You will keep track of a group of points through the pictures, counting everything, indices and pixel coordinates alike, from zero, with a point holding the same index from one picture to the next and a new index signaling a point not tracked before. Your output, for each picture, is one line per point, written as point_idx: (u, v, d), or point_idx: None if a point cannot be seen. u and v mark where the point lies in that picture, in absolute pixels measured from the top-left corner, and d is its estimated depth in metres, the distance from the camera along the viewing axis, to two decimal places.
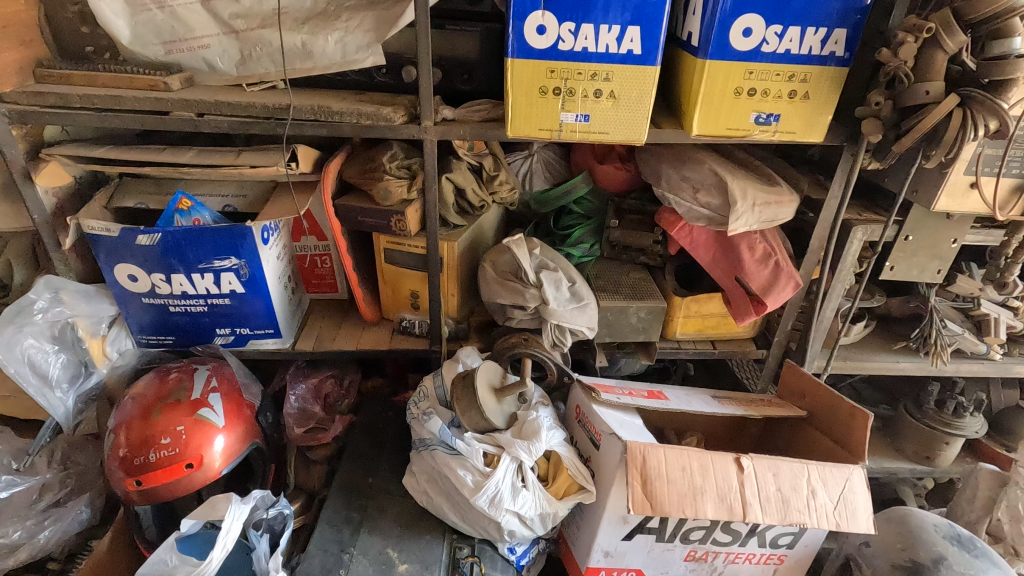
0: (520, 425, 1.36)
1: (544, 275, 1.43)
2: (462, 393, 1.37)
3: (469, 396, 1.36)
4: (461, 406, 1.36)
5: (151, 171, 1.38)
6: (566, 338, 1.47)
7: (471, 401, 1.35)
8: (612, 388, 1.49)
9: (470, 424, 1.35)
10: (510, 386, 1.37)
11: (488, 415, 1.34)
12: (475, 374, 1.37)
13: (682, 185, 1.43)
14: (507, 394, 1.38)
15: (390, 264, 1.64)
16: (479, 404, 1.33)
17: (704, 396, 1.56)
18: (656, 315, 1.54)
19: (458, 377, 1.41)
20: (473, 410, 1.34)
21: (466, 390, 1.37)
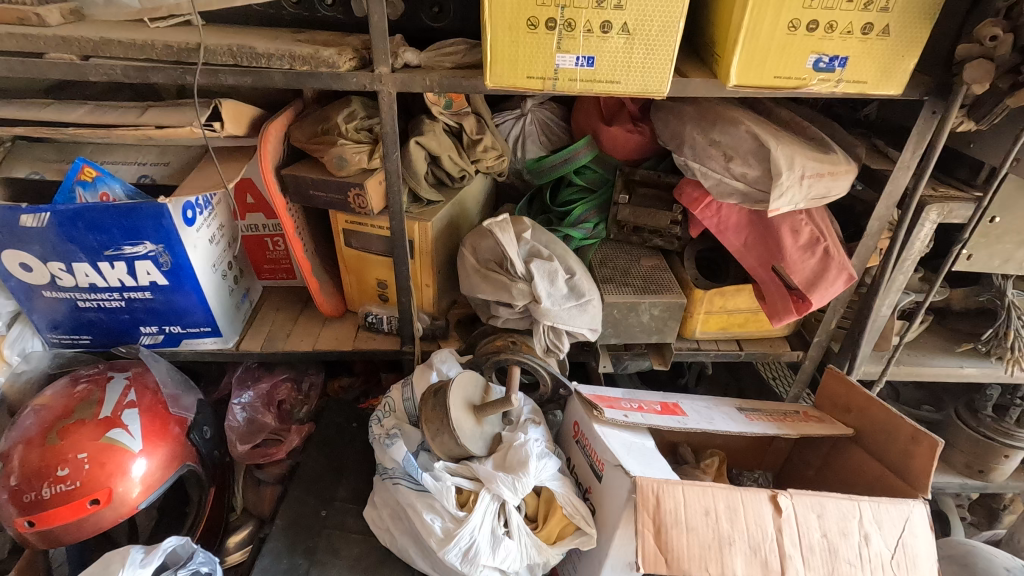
0: (504, 452, 1.10)
1: (535, 265, 1.14)
2: (431, 413, 1.11)
3: (441, 416, 1.10)
4: (431, 429, 1.10)
5: (29, 128, 1.08)
6: (563, 341, 1.19)
7: (442, 424, 1.09)
8: (618, 402, 1.23)
9: (442, 451, 1.10)
10: (492, 404, 1.10)
11: (464, 441, 1.08)
12: (448, 389, 1.10)
13: (710, 151, 1.13)
14: (488, 413, 1.12)
15: (353, 249, 1.36)
16: (453, 428, 1.07)
17: (729, 409, 1.30)
18: (673, 313, 1.27)
19: (429, 390, 1.15)
20: (445, 435, 1.09)
21: (436, 409, 1.10)
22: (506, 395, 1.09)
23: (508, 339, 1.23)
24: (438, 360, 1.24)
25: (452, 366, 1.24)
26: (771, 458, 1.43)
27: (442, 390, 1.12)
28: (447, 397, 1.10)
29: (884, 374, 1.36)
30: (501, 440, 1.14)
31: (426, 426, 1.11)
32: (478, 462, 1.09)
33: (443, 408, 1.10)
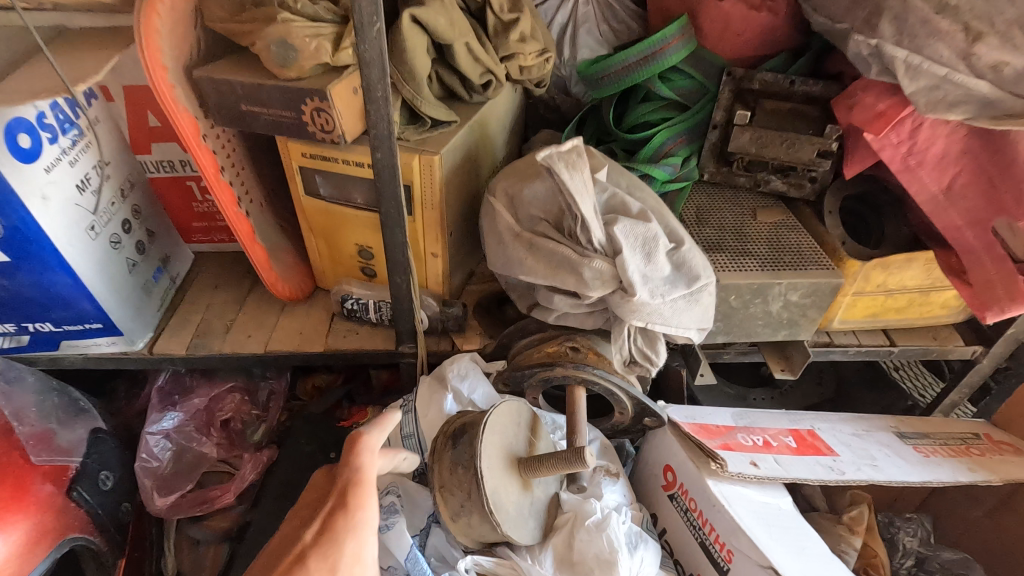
0: (568, 535, 0.69)
1: (620, 227, 0.67)
2: (449, 477, 0.66)
3: (466, 486, 0.64)
4: (448, 503, 0.66)
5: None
6: (658, 348, 0.73)
7: (470, 499, 0.64)
8: (734, 435, 0.81)
9: (468, 537, 0.67)
10: (551, 462, 0.66)
11: (503, 529, 0.64)
12: (479, 439, 0.65)
13: (940, 25, 0.65)
14: (542, 475, 0.68)
15: (317, 200, 0.88)
16: (487, 509, 0.63)
17: (887, 438, 0.88)
18: (820, 299, 0.81)
19: (443, 431, 0.70)
20: (473, 516, 0.64)
21: (456, 473, 0.65)
22: (575, 451, 0.64)
23: (564, 345, 0.78)
24: (452, 372, 0.82)
25: (476, 379, 0.82)
26: (922, 496, 1.01)
27: (467, 437, 0.67)
28: (476, 453, 0.64)
29: None
30: (559, 509, 0.72)
31: (439, 498, 0.66)
32: (525, 553, 0.68)
33: (471, 473, 0.64)
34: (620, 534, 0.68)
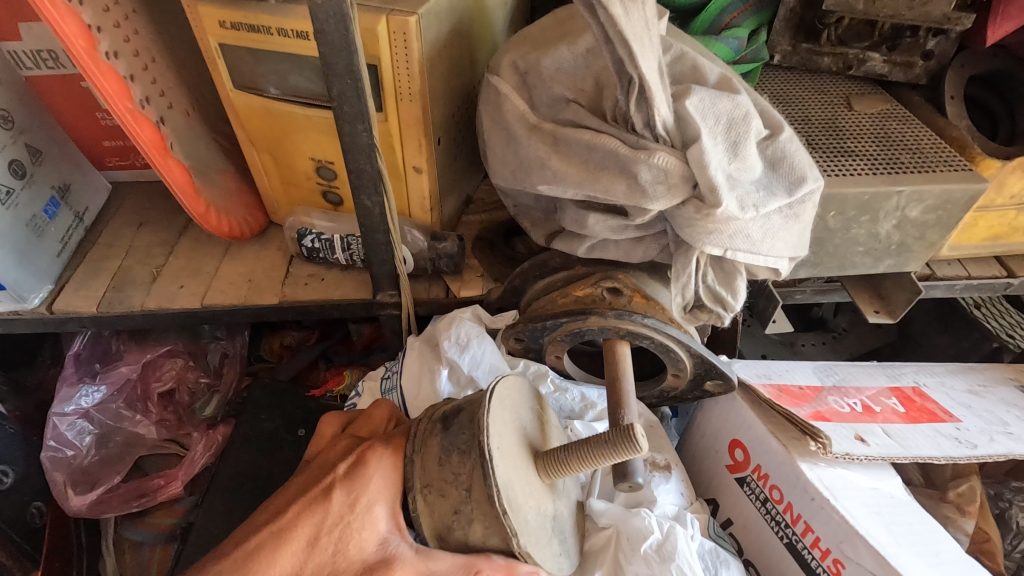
0: (613, 559, 0.53)
1: (695, 101, 0.44)
2: (437, 477, 0.44)
3: (473, 482, 0.43)
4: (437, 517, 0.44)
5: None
6: (736, 288, 0.51)
7: (479, 510, 0.43)
8: (823, 399, 0.61)
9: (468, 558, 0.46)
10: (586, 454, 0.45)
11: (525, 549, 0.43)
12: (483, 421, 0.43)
13: None
14: (570, 474, 0.47)
15: (254, 100, 0.64)
16: (499, 519, 0.42)
17: (1013, 393, 0.68)
18: (949, 214, 0.59)
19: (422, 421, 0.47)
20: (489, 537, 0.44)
21: (449, 464, 0.43)
22: (620, 428, 0.44)
23: (600, 286, 0.56)
24: (450, 340, 0.63)
25: (481, 350, 0.63)
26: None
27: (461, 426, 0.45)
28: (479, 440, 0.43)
29: None
30: (595, 521, 0.56)
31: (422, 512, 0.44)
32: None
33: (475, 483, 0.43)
34: (692, 558, 0.52)
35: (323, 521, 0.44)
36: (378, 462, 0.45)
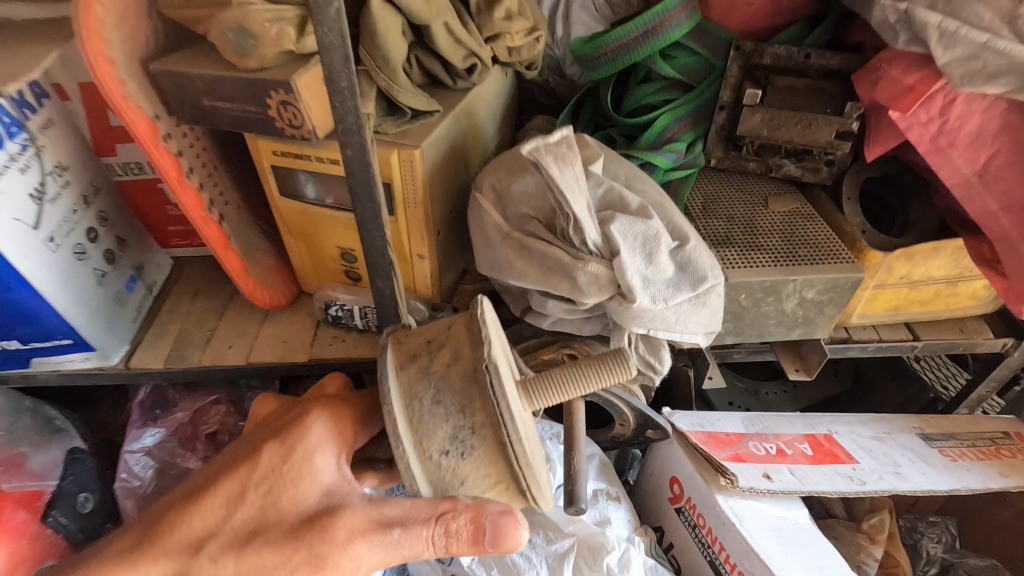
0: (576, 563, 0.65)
1: (617, 224, 0.61)
2: (419, 344, 0.46)
3: (459, 344, 0.45)
4: (411, 381, 0.44)
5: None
6: (662, 356, 0.67)
7: (458, 369, 0.43)
8: (745, 443, 0.75)
9: (440, 454, 0.42)
10: (582, 376, 0.47)
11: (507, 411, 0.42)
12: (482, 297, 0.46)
13: None
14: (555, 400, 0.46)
15: (296, 203, 0.82)
16: (478, 368, 0.43)
17: (912, 439, 0.82)
18: (838, 296, 0.75)
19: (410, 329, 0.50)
20: (464, 434, 0.42)
21: (431, 339, 0.47)
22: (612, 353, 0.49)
23: (561, 352, 0.72)
24: None
25: None
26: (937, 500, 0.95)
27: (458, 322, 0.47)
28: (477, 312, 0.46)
29: None
30: (563, 529, 0.67)
31: (396, 381, 0.44)
32: (523, 557, 0.66)
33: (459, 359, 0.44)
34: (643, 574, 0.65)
35: (259, 473, 0.51)
36: (319, 416, 0.53)
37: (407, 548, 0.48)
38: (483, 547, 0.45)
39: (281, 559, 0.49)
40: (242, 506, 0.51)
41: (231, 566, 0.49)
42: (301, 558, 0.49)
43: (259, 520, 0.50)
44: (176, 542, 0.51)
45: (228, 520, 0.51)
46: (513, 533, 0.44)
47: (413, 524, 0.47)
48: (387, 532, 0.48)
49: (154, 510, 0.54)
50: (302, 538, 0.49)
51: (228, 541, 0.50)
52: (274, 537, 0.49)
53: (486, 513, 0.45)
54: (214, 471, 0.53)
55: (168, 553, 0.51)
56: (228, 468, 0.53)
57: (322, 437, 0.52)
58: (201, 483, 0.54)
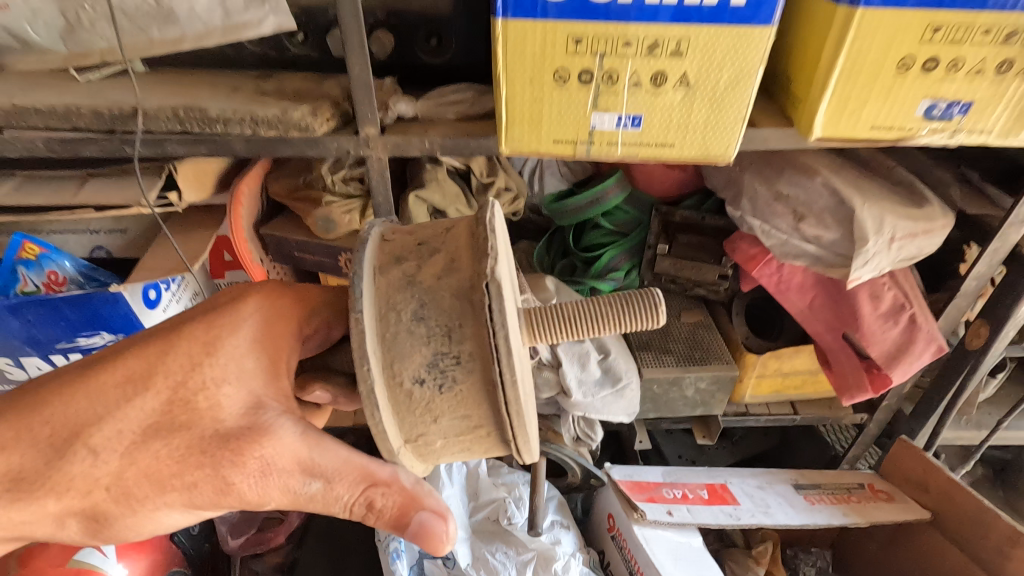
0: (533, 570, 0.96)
1: (562, 347, 0.96)
2: (411, 247, 0.55)
3: (454, 259, 0.53)
4: (393, 289, 0.52)
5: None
6: (595, 429, 1.02)
7: (445, 283, 0.52)
8: (660, 489, 1.08)
9: (413, 382, 0.50)
10: (603, 316, 0.58)
11: (495, 342, 0.49)
12: (487, 216, 0.53)
13: (777, 207, 0.91)
14: (557, 327, 0.58)
15: None
16: (482, 286, 0.50)
17: (785, 488, 1.15)
18: (722, 386, 1.09)
19: (398, 228, 0.58)
20: (448, 361, 0.50)
21: (421, 249, 0.55)
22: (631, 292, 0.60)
23: (533, 424, 1.04)
24: None
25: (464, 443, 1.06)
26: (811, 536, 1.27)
27: (454, 229, 0.56)
28: (484, 228, 0.53)
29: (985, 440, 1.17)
30: (527, 546, 0.99)
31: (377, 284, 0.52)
32: (500, 563, 0.96)
33: (459, 276, 0.52)
34: None
35: (174, 362, 0.57)
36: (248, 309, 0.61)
37: (320, 504, 0.55)
38: (399, 530, 0.55)
39: (179, 465, 0.54)
40: (146, 397, 0.56)
41: (117, 461, 0.54)
42: (204, 475, 0.53)
43: (160, 418, 0.55)
44: (56, 420, 0.55)
45: (122, 408, 0.55)
46: (438, 540, 0.54)
47: (337, 484, 0.55)
48: (308, 481, 0.54)
49: (40, 381, 0.59)
50: (211, 454, 0.53)
51: (116, 434, 0.55)
52: (179, 439, 0.54)
53: (417, 508, 0.55)
54: (124, 353, 0.58)
55: (44, 428, 0.55)
56: (139, 351, 0.58)
57: (253, 348, 0.59)
58: (103, 361, 0.58)
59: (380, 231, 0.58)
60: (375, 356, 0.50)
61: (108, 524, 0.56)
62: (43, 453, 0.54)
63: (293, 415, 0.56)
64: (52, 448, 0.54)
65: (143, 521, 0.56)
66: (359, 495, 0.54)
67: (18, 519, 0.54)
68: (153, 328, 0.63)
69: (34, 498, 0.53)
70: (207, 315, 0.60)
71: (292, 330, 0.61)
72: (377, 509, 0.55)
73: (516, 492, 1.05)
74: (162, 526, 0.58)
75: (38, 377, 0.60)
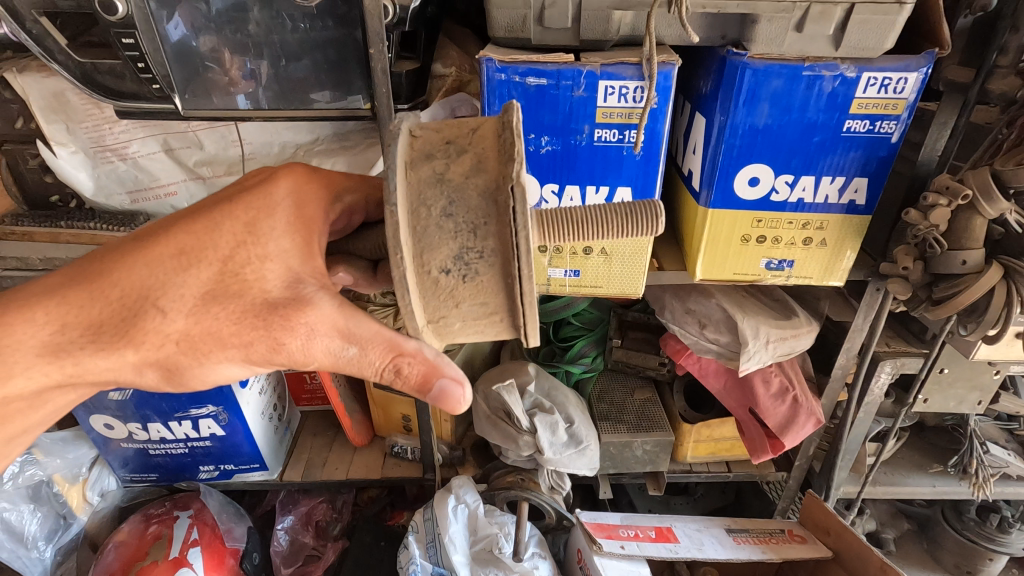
0: None
1: (538, 419, 1.32)
2: (440, 143, 0.60)
3: (480, 162, 0.57)
4: (424, 183, 0.58)
5: None
6: (564, 481, 1.40)
7: (470, 184, 0.57)
8: (617, 530, 1.40)
9: (440, 271, 0.58)
10: (606, 222, 0.63)
11: (516, 240, 0.55)
12: (513, 120, 0.58)
13: (687, 318, 1.29)
14: (563, 234, 0.63)
15: (380, 390, 1.52)
16: (507, 188, 0.55)
17: (718, 532, 1.45)
18: (663, 448, 1.43)
19: (426, 123, 0.62)
20: (473, 255, 0.57)
21: (447, 147, 0.59)
22: (642, 209, 0.64)
23: (518, 475, 1.38)
24: (456, 481, 1.39)
25: (466, 490, 1.38)
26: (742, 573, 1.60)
27: (480, 130, 0.60)
28: (511, 131, 0.57)
29: (864, 493, 1.47)
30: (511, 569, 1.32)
31: (409, 176, 0.58)
32: None
33: (487, 176, 0.57)
34: None
35: (222, 238, 0.65)
36: (284, 194, 0.69)
37: (356, 366, 0.64)
38: (422, 394, 0.64)
39: (236, 326, 0.63)
40: (199, 268, 0.65)
41: (182, 319, 0.64)
42: (258, 335, 0.62)
43: (216, 285, 0.64)
44: (125, 284, 0.66)
45: (180, 276, 0.65)
46: (454, 401, 0.65)
47: (369, 351, 0.63)
48: (347, 347, 0.63)
49: (109, 252, 0.69)
50: (262, 320, 0.62)
51: (179, 298, 0.64)
52: (232, 305, 0.63)
53: (438, 376, 0.64)
54: (173, 231, 0.67)
55: (115, 290, 0.66)
56: (193, 226, 0.67)
57: (288, 230, 0.66)
58: (162, 237, 0.67)
59: (408, 125, 0.61)
60: (408, 248, 0.56)
61: (180, 378, 0.67)
62: (120, 309, 0.66)
63: (329, 292, 0.64)
64: (127, 307, 0.66)
65: (208, 374, 0.67)
66: (389, 361, 0.63)
67: (102, 363, 0.67)
68: (196, 208, 0.71)
69: (116, 350, 0.66)
70: (247, 199, 0.68)
71: (320, 216, 0.70)
72: (403, 371, 0.63)
73: (506, 529, 1.37)
74: (222, 383, 0.69)
75: (103, 247, 0.71)
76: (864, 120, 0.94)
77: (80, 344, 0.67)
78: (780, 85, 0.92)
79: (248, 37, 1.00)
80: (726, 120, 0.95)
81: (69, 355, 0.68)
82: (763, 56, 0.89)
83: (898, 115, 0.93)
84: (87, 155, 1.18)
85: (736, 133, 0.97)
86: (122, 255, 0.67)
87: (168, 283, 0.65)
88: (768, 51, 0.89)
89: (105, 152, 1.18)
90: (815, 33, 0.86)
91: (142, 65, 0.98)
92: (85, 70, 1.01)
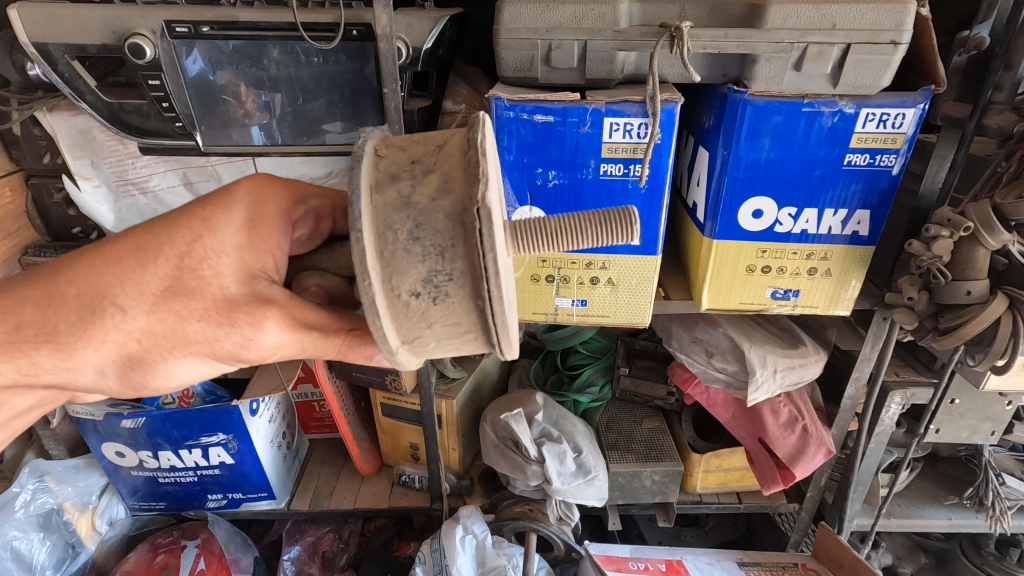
0: None
1: (547, 448, 1.32)
2: (406, 163, 0.60)
3: (450, 183, 0.58)
4: (387, 206, 0.58)
5: None
6: (573, 513, 1.41)
7: (449, 206, 0.57)
8: (625, 562, 1.38)
9: (408, 295, 0.58)
10: (580, 232, 0.64)
11: (484, 260, 0.56)
12: (476, 139, 0.59)
13: (694, 347, 1.29)
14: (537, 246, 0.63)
15: (388, 418, 1.52)
16: (472, 210, 0.56)
17: (730, 565, 1.43)
18: (673, 478, 1.41)
19: (390, 143, 0.63)
20: (441, 278, 0.58)
21: (406, 167, 0.60)
22: (619, 215, 0.65)
23: (525, 506, 1.37)
24: (466, 508, 1.39)
25: (473, 518, 1.38)
26: None
27: (445, 147, 0.61)
28: (475, 152, 0.58)
29: (878, 526, 1.45)
30: None
31: (373, 203, 0.58)
32: None
33: (453, 197, 0.57)
34: None
35: (178, 233, 0.63)
36: (243, 187, 0.68)
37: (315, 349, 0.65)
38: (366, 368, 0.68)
39: (201, 322, 0.62)
40: (156, 265, 0.62)
41: (143, 317, 0.61)
42: (223, 333, 0.62)
43: (174, 282, 0.62)
44: (80, 282, 0.62)
45: (138, 273, 0.62)
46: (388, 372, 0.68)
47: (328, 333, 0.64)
48: (307, 334, 0.64)
49: (65, 252, 0.65)
50: (226, 317, 0.62)
51: (139, 294, 0.62)
52: (193, 303, 0.62)
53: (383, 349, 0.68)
54: (131, 229, 0.64)
55: (70, 288, 0.62)
56: (151, 221, 0.65)
57: (244, 227, 0.65)
58: (120, 234, 0.64)
59: (373, 146, 0.62)
60: (376, 274, 0.57)
61: (140, 365, 0.64)
62: (74, 308, 0.62)
63: (288, 293, 0.64)
64: (81, 305, 0.62)
65: (171, 366, 0.64)
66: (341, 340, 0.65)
67: (60, 365, 0.62)
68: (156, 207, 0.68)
69: (74, 349, 0.62)
70: (203, 198, 0.66)
71: (280, 215, 0.68)
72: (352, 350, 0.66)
73: (513, 560, 1.35)
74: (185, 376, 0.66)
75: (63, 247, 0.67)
76: (864, 154, 0.96)
77: (32, 343, 0.62)
78: (781, 121, 0.94)
79: (264, 71, 1.05)
80: (728, 154, 0.98)
81: (22, 354, 0.62)
82: (763, 93, 0.92)
83: (897, 148, 0.95)
84: (110, 189, 1.23)
85: (738, 167, 0.99)
86: (79, 253, 0.64)
87: (124, 280, 0.62)
88: (767, 89, 0.92)
89: (127, 186, 1.22)
90: (813, 72, 0.89)
91: (166, 104, 1.03)
92: (113, 110, 1.06)
